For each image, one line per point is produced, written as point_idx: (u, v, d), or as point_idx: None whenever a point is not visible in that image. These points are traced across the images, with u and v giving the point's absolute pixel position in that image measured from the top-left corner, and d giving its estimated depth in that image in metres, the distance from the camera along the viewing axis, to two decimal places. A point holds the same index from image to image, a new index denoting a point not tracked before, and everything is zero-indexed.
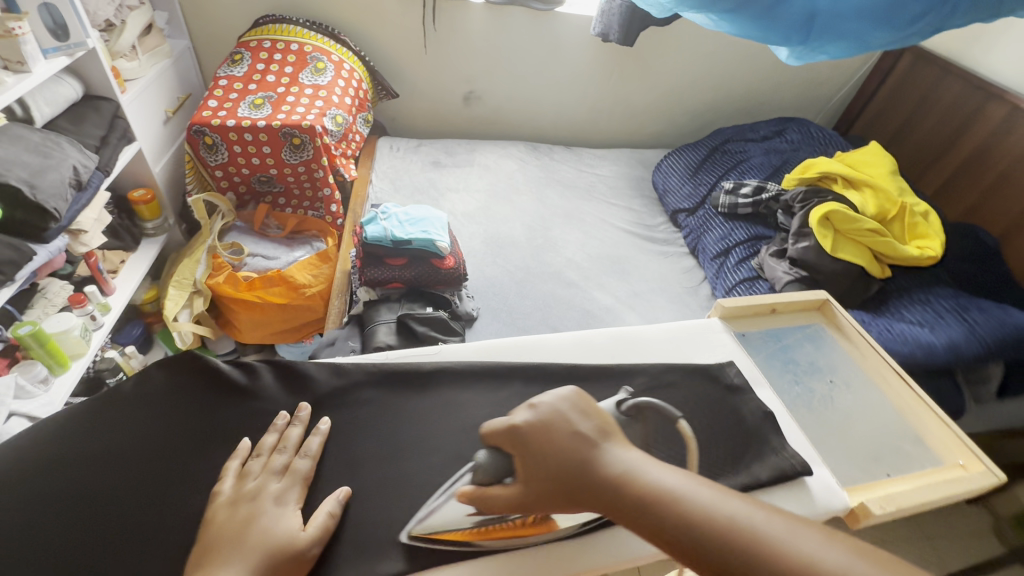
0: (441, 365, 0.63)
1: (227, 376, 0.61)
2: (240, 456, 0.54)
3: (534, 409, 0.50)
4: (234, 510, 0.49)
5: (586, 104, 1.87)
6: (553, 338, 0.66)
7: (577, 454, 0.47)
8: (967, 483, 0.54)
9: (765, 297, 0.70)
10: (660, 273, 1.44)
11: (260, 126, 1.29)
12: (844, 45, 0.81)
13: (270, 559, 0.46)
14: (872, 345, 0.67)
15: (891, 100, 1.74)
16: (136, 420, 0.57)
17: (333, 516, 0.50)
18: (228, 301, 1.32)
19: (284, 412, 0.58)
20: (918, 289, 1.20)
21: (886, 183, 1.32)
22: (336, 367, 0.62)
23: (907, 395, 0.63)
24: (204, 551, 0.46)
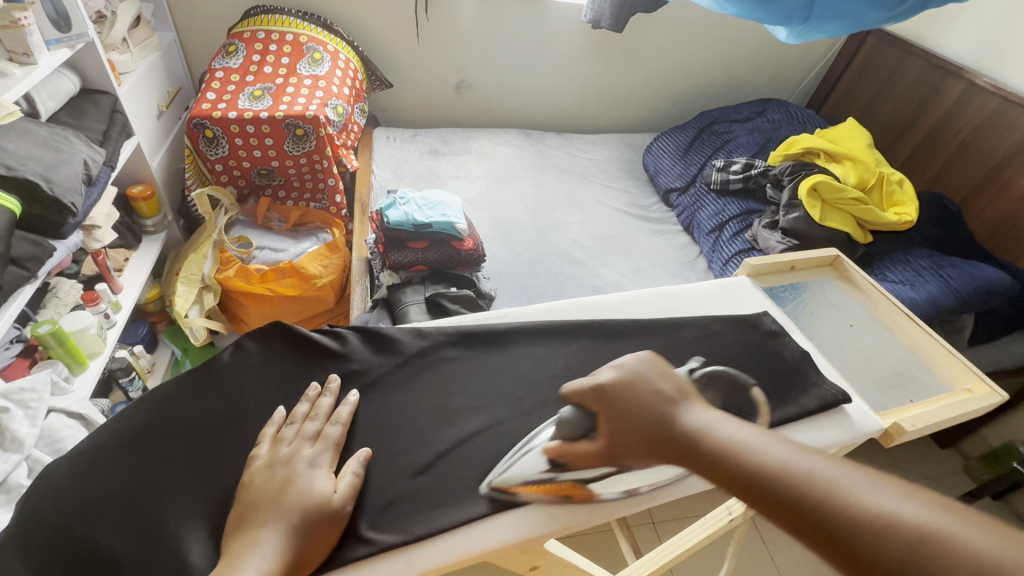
0: (513, 325, 0.70)
1: (322, 345, 0.66)
2: (274, 424, 0.57)
3: (596, 380, 0.56)
4: (271, 472, 0.51)
5: (574, 91, 1.92)
6: (604, 298, 0.74)
7: (646, 412, 0.50)
8: (974, 402, 0.63)
9: (784, 256, 0.79)
10: (659, 250, 1.51)
11: (263, 117, 1.29)
12: (840, 24, 0.87)
13: (307, 517, 0.48)
14: (880, 291, 0.75)
15: (857, 80, 1.86)
16: (242, 386, 0.61)
17: (357, 477, 0.54)
18: (239, 295, 1.31)
19: (315, 384, 0.62)
20: (897, 251, 1.31)
21: (864, 155, 1.41)
22: (419, 329, 0.69)
23: (916, 332, 0.72)
24: (245, 512, 0.49)
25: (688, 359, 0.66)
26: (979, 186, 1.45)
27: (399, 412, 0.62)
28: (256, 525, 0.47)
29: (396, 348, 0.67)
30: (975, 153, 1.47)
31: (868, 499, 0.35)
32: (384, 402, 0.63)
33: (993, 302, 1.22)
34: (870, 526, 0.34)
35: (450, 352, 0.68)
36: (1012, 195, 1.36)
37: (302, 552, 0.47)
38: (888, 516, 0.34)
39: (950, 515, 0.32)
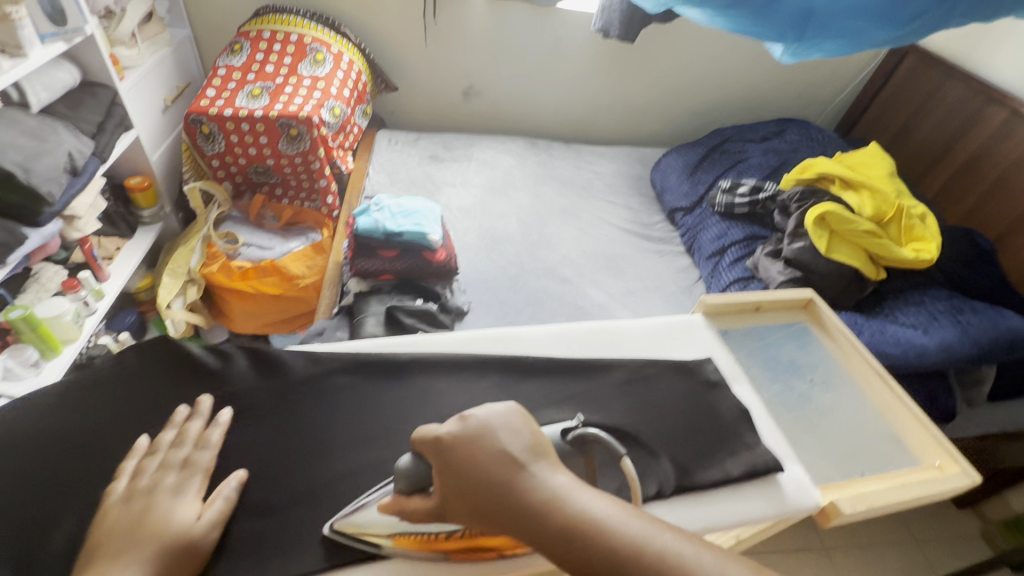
0: (416, 355, 0.65)
1: (202, 363, 0.64)
2: (135, 455, 0.54)
3: (426, 433, 0.48)
4: (126, 507, 0.50)
5: (585, 102, 1.86)
6: (531, 331, 0.69)
7: (484, 469, 0.44)
8: (945, 483, 0.59)
9: (750, 295, 0.73)
10: (656, 272, 1.43)
11: (258, 116, 1.30)
12: (840, 43, 0.79)
13: (166, 547, 0.47)
14: (856, 345, 0.70)
15: (891, 103, 1.74)
16: (138, 401, 0.61)
17: (230, 498, 0.52)
18: (223, 291, 1.33)
19: (183, 407, 0.59)
20: (913, 290, 1.20)
21: (884, 183, 1.30)
22: (312, 354, 0.65)
23: (887, 395, 0.67)
24: (95, 548, 0.47)
25: (617, 404, 0.61)
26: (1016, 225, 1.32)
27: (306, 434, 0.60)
28: (103, 560, 0.45)
29: (317, 364, 0.65)
30: (1013, 188, 1.33)
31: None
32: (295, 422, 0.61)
33: (1020, 355, 1.09)
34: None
35: (369, 374, 0.65)
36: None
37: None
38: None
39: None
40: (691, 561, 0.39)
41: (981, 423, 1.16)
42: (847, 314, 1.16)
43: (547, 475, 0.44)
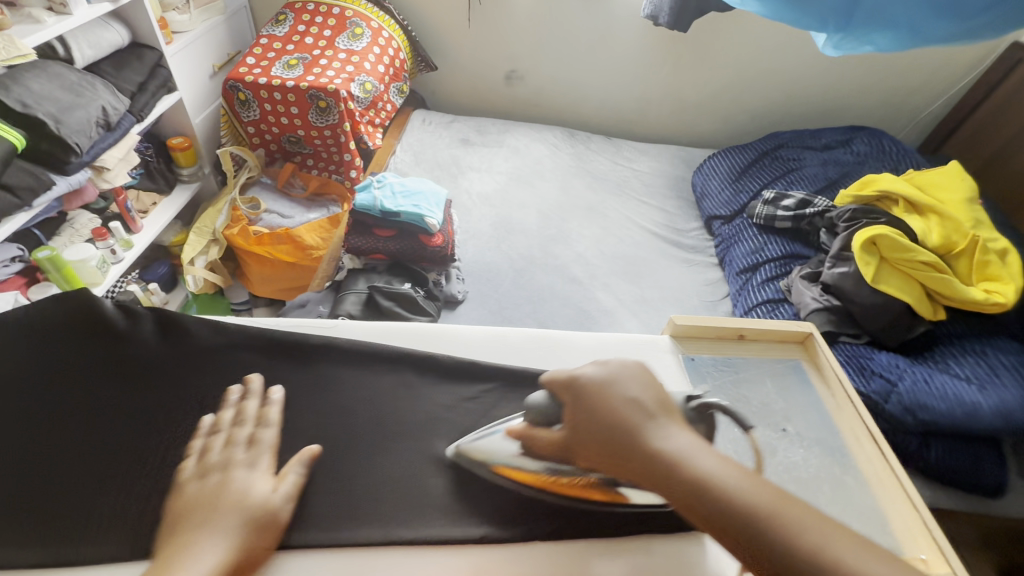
0: (333, 342, 0.65)
1: (107, 320, 0.62)
2: (200, 434, 0.54)
3: (561, 378, 0.53)
4: (203, 482, 0.50)
5: (634, 94, 1.74)
6: (466, 330, 0.69)
7: (611, 412, 0.48)
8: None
9: (733, 321, 0.67)
10: (679, 282, 1.31)
11: (289, 86, 1.32)
12: (890, 37, 0.67)
13: (248, 521, 0.48)
14: (849, 395, 0.62)
15: (995, 119, 1.50)
16: (67, 359, 0.60)
17: (300, 478, 0.54)
18: (243, 254, 1.38)
19: (237, 387, 0.59)
20: (975, 339, 1.02)
21: (959, 211, 1.12)
22: (219, 325, 0.64)
23: (878, 463, 0.57)
24: (175, 519, 0.47)
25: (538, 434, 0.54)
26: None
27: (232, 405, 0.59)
28: (187, 529, 0.46)
29: (257, 336, 0.64)
30: None
31: (840, 553, 0.38)
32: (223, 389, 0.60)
33: None
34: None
35: (310, 352, 0.64)
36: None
37: (247, 554, 0.47)
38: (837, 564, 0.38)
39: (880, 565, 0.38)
40: (806, 528, 0.39)
41: None
42: (889, 355, 1.01)
43: (663, 424, 0.47)
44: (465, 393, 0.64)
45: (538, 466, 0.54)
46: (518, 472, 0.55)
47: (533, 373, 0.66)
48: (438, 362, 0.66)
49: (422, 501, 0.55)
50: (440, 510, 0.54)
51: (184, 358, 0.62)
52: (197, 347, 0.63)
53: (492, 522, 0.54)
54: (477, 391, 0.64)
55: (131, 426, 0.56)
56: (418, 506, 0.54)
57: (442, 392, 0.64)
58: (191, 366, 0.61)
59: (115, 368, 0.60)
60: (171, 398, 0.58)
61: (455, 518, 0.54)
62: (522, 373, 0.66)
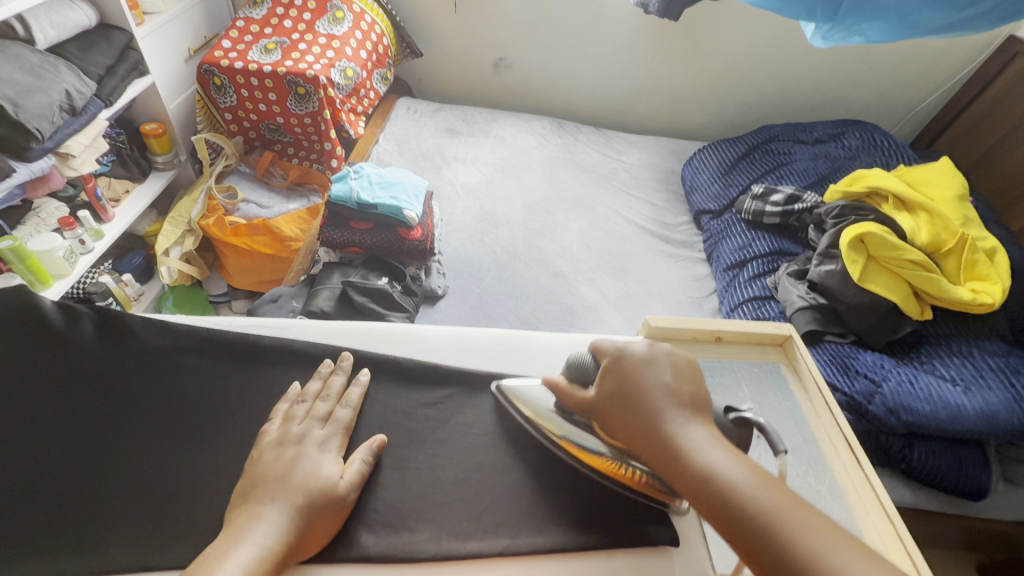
0: (299, 344, 0.62)
1: (47, 324, 0.60)
2: (287, 399, 0.57)
3: (603, 351, 0.54)
4: (280, 451, 0.51)
5: (625, 85, 1.71)
6: (432, 332, 0.68)
7: (636, 386, 0.49)
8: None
9: (711, 323, 0.65)
10: (665, 278, 1.28)
11: (267, 71, 1.27)
12: (883, 25, 0.65)
13: (311, 500, 0.48)
14: (828, 402, 0.60)
15: (990, 114, 1.47)
16: (6, 363, 0.57)
17: (366, 464, 0.53)
18: (220, 245, 1.34)
19: (328, 361, 0.61)
20: (960, 339, 1.01)
21: (948, 208, 1.10)
22: (166, 327, 0.61)
23: (854, 473, 0.55)
24: (250, 487, 0.49)
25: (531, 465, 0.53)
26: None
27: (187, 408, 0.56)
28: (259, 499, 0.47)
29: (217, 333, 0.61)
30: None
31: (832, 556, 0.37)
32: (177, 390, 0.57)
33: None
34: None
35: (274, 351, 0.62)
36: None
37: (305, 533, 0.47)
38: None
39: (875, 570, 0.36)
40: (810, 532, 0.38)
41: None
42: (874, 355, 1.00)
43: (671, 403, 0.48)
44: (431, 397, 0.61)
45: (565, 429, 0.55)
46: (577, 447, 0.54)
47: (504, 375, 0.63)
48: (407, 362, 0.63)
49: (382, 509, 0.52)
50: (402, 520, 0.51)
51: (138, 358, 0.59)
52: (151, 345, 0.60)
53: (454, 535, 0.51)
54: (446, 392, 0.62)
55: (76, 431, 0.54)
56: (377, 518, 0.51)
57: (409, 395, 0.61)
58: (145, 366, 0.58)
59: (57, 370, 0.57)
60: (120, 403, 0.56)
61: (416, 529, 0.51)
62: (492, 374, 0.63)
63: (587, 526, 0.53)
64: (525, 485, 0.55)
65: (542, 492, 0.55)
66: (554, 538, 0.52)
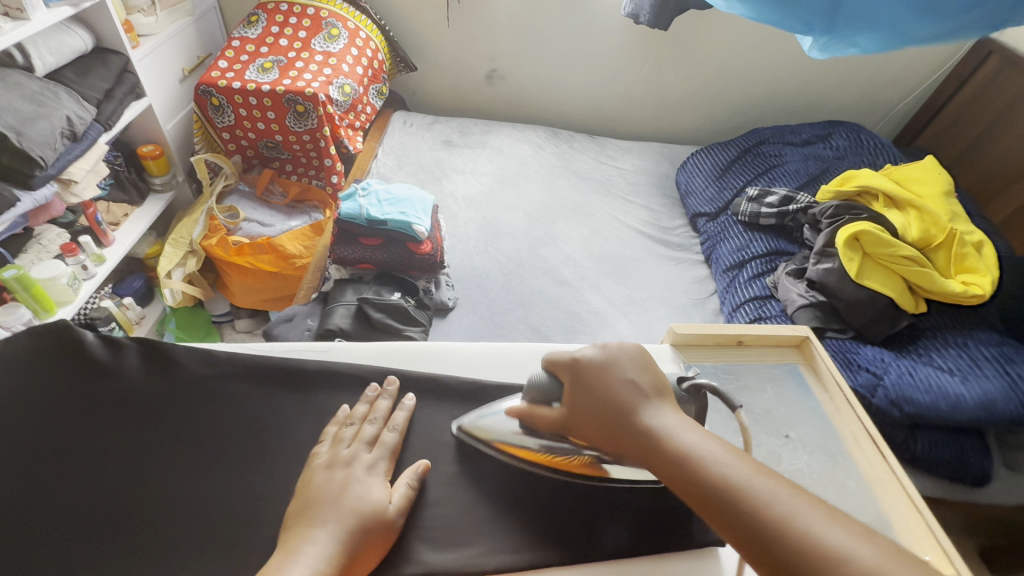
0: (334, 365, 0.64)
1: (89, 352, 0.61)
2: (336, 422, 0.58)
3: (560, 361, 0.57)
4: (330, 473, 0.52)
5: (616, 92, 1.74)
6: (469, 348, 0.70)
7: (603, 385, 0.52)
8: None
9: (732, 328, 0.68)
10: (666, 281, 1.31)
11: (265, 90, 1.27)
12: (875, 38, 0.68)
13: (362, 521, 0.49)
14: (849, 400, 0.63)
15: (967, 112, 1.54)
16: (46, 396, 0.58)
17: (411, 488, 0.54)
18: (223, 264, 1.33)
19: (374, 384, 0.62)
20: (956, 332, 1.05)
21: (937, 205, 1.15)
22: (207, 355, 0.62)
23: (880, 468, 0.58)
24: (302, 510, 0.49)
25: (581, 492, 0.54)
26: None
27: (229, 434, 0.57)
28: (310, 522, 0.48)
29: (260, 360, 0.63)
30: None
31: (809, 522, 0.39)
32: (225, 417, 0.58)
33: None
34: (807, 552, 0.37)
35: (317, 373, 0.63)
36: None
37: (352, 558, 0.47)
38: (814, 544, 0.38)
39: (868, 542, 0.37)
40: (782, 501, 0.40)
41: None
42: (874, 349, 1.03)
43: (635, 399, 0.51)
44: (466, 412, 0.63)
45: (533, 442, 0.57)
46: (523, 451, 0.57)
47: None
48: (445, 378, 0.65)
49: (438, 526, 0.54)
50: (460, 535, 0.53)
51: (179, 387, 0.60)
52: (195, 374, 0.61)
53: (509, 546, 0.53)
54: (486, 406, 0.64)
55: (127, 461, 0.54)
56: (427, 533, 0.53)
57: (451, 411, 0.63)
58: (191, 395, 0.60)
59: (95, 401, 0.58)
60: (160, 433, 0.56)
61: (474, 543, 0.53)
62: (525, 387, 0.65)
63: (631, 536, 0.54)
64: (567, 497, 0.57)
65: (587, 499, 0.57)
66: (599, 547, 0.53)
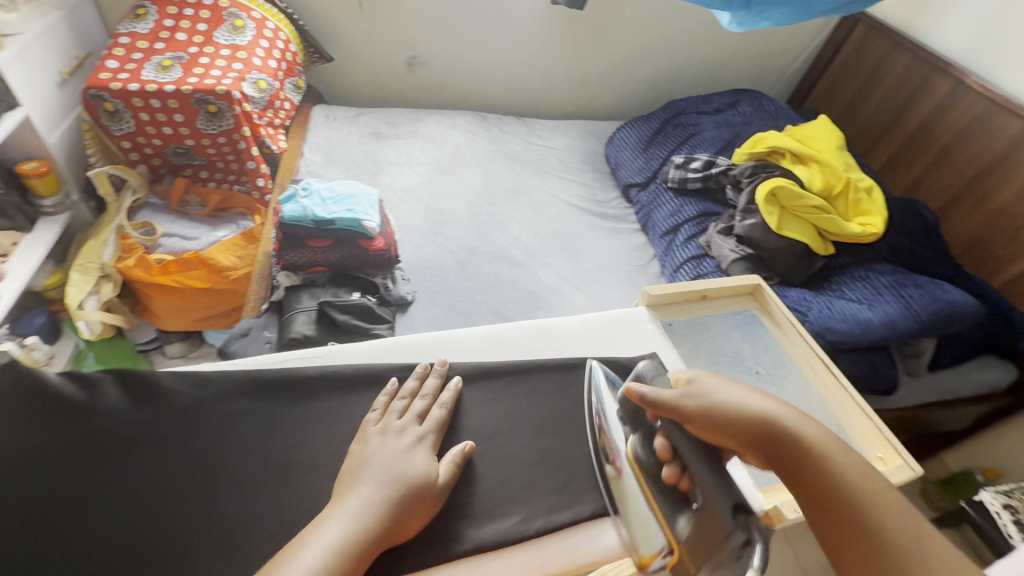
0: (322, 370, 0.64)
1: (64, 396, 0.59)
2: (388, 394, 0.61)
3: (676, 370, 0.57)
4: (383, 440, 0.55)
5: (538, 73, 1.77)
6: (464, 332, 0.71)
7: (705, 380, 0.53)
8: (886, 476, 0.61)
9: (696, 285, 0.76)
10: (610, 251, 1.38)
11: (169, 91, 1.16)
12: (786, 11, 0.76)
13: (411, 486, 0.51)
14: (800, 333, 0.72)
15: (844, 73, 1.75)
16: (26, 445, 0.56)
17: (457, 464, 0.56)
18: (144, 287, 1.20)
19: (429, 361, 0.65)
20: (859, 266, 1.21)
21: (834, 158, 1.31)
22: (200, 377, 0.62)
23: (834, 386, 0.70)
24: (354, 469, 0.52)
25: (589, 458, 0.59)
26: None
27: (229, 453, 0.58)
28: (361, 480, 0.50)
29: (253, 373, 0.62)
30: (957, 158, 1.37)
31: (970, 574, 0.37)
32: (237, 437, 0.58)
33: (956, 327, 1.12)
34: None
35: (317, 380, 0.63)
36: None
37: (401, 521, 0.49)
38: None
39: None
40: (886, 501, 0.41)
41: (923, 392, 1.20)
42: (798, 291, 1.17)
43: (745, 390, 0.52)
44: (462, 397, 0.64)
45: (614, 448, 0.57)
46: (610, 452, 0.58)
47: (533, 361, 0.69)
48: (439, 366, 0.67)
49: (478, 500, 0.56)
50: (496, 507, 0.56)
51: (171, 416, 0.59)
52: (189, 399, 0.60)
53: (536, 513, 0.57)
54: (490, 387, 0.66)
55: (144, 499, 0.54)
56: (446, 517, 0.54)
57: None
58: (192, 420, 0.59)
59: (79, 442, 0.56)
60: (157, 463, 0.56)
61: (511, 512, 0.56)
62: (514, 364, 0.68)
63: None
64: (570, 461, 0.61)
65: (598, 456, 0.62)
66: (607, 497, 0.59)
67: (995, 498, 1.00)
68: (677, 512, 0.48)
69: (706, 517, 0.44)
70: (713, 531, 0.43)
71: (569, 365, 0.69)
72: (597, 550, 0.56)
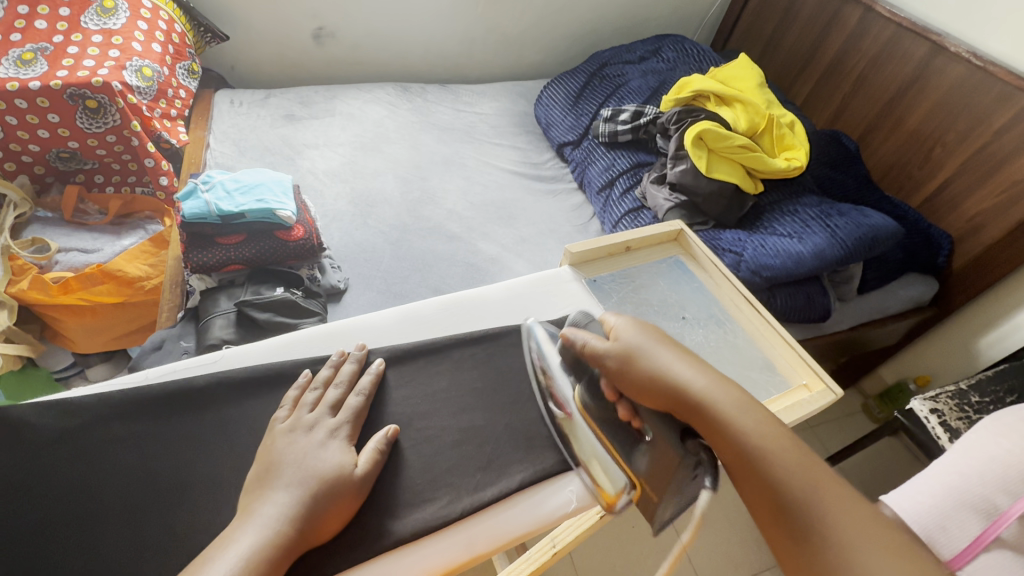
0: (222, 377, 0.59)
1: None
2: (298, 386, 0.57)
3: (621, 337, 0.54)
4: (294, 436, 0.51)
5: (457, 35, 1.69)
6: (380, 316, 0.69)
7: (666, 375, 0.49)
8: (810, 401, 0.63)
9: (619, 238, 0.78)
10: (549, 214, 1.36)
11: (33, 87, 1.01)
12: None
13: (325, 482, 0.48)
14: (727, 275, 0.76)
15: (761, 11, 1.75)
16: None
17: (381, 452, 0.53)
18: (46, 309, 1.08)
19: (342, 350, 0.62)
20: (787, 202, 1.24)
21: (755, 96, 1.31)
22: (67, 405, 0.55)
23: (758, 321, 0.72)
24: (264, 473, 0.48)
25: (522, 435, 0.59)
26: (948, 174, 1.23)
27: (121, 482, 0.52)
28: (272, 484, 0.47)
29: (142, 388, 0.57)
30: (871, 85, 1.41)
31: None
32: (128, 464, 0.53)
33: (880, 250, 1.17)
34: None
35: (219, 386, 0.58)
36: (993, 243, 1.15)
37: (321, 518, 0.47)
38: None
39: None
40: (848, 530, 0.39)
41: (854, 315, 1.26)
42: (732, 232, 1.18)
43: (709, 387, 0.48)
44: (387, 383, 0.61)
45: (572, 406, 0.57)
46: (566, 408, 0.58)
47: (455, 338, 0.67)
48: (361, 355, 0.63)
49: (404, 488, 0.54)
50: (421, 493, 0.54)
51: (50, 450, 0.52)
52: (63, 430, 0.53)
53: (471, 489, 0.55)
54: (409, 370, 0.63)
55: (24, 546, 0.48)
56: (370, 512, 0.51)
57: None
58: (74, 452, 0.53)
59: None
60: (38, 509, 0.50)
61: (436, 497, 0.54)
62: (439, 342, 0.66)
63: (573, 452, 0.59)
64: (503, 433, 0.60)
65: (526, 424, 0.61)
66: (540, 465, 0.58)
67: (924, 405, 1.06)
68: (632, 446, 0.52)
69: (662, 448, 0.48)
70: (669, 460, 0.47)
71: (489, 336, 0.68)
72: (528, 521, 0.55)
